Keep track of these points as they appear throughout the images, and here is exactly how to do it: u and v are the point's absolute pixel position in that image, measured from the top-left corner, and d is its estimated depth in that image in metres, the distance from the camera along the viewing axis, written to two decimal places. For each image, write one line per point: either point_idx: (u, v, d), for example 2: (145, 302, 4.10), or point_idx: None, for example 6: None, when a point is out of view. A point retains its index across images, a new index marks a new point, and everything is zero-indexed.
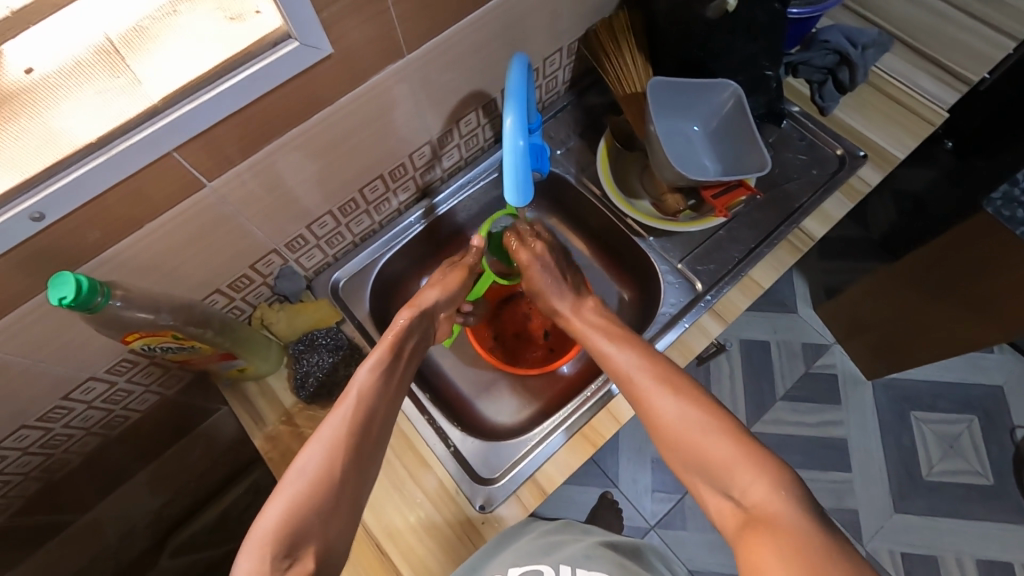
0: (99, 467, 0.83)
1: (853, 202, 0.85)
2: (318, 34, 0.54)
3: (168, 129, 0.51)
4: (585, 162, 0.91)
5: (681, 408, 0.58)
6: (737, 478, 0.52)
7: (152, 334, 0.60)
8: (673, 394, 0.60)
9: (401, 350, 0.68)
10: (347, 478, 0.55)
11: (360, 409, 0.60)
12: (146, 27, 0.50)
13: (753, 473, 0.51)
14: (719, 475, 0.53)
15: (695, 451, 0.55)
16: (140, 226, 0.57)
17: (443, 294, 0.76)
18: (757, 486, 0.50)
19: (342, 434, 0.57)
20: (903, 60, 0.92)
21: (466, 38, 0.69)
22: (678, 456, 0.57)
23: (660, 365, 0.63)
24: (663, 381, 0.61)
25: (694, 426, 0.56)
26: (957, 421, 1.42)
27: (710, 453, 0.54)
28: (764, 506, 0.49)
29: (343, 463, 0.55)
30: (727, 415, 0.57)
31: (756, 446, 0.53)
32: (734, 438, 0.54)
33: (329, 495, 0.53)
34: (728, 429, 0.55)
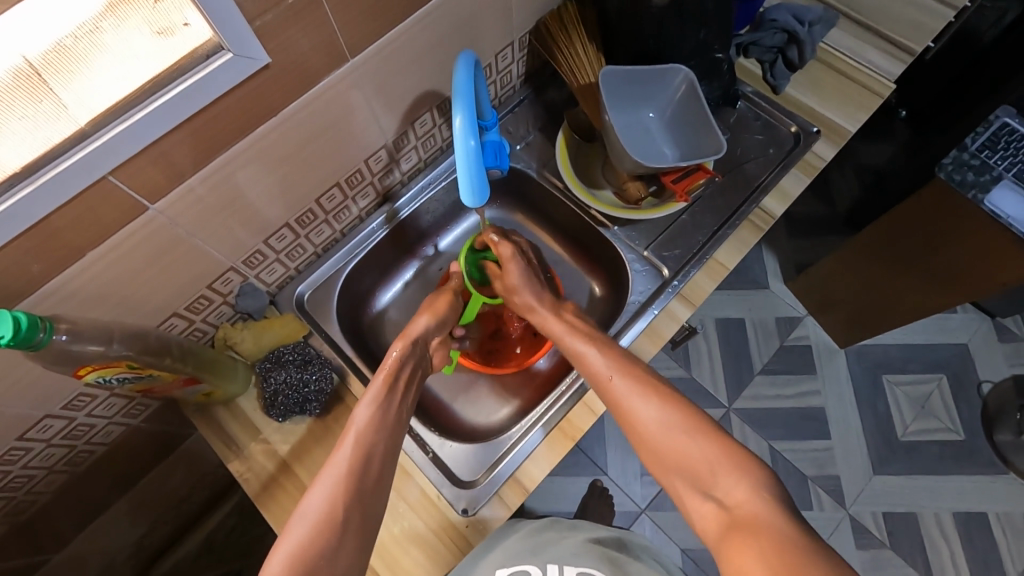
0: (69, 504, 0.80)
1: (809, 178, 0.87)
2: (253, 44, 0.52)
3: (100, 153, 0.49)
4: (545, 156, 0.91)
5: (655, 407, 0.58)
6: (715, 478, 0.51)
7: (106, 366, 0.58)
8: (650, 395, 0.59)
9: (398, 380, 0.67)
10: (351, 514, 0.54)
11: (360, 445, 0.58)
12: (69, 45, 0.45)
13: (731, 472, 0.51)
14: (698, 476, 0.53)
15: (672, 452, 0.55)
16: (83, 255, 0.54)
17: (431, 323, 0.75)
18: (736, 485, 0.50)
19: (347, 472, 0.56)
20: (851, 34, 0.94)
21: (411, 39, 0.67)
22: (659, 460, 0.56)
23: (632, 363, 0.64)
24: (639, 380, 0.61)
25: (670, 425, 0.56)
26: (927, 382, 1.47)
27: (687, 453, 0.54)
28: (744, 506, 0.48)
29: (346, 502, 0.54)
30: (706, 417, 0.57)
31: (734, 446, 0.53)
32: (713, 441, 0.54)
33: (334, 537, 0.52)
34: (704, 429, 0.55)
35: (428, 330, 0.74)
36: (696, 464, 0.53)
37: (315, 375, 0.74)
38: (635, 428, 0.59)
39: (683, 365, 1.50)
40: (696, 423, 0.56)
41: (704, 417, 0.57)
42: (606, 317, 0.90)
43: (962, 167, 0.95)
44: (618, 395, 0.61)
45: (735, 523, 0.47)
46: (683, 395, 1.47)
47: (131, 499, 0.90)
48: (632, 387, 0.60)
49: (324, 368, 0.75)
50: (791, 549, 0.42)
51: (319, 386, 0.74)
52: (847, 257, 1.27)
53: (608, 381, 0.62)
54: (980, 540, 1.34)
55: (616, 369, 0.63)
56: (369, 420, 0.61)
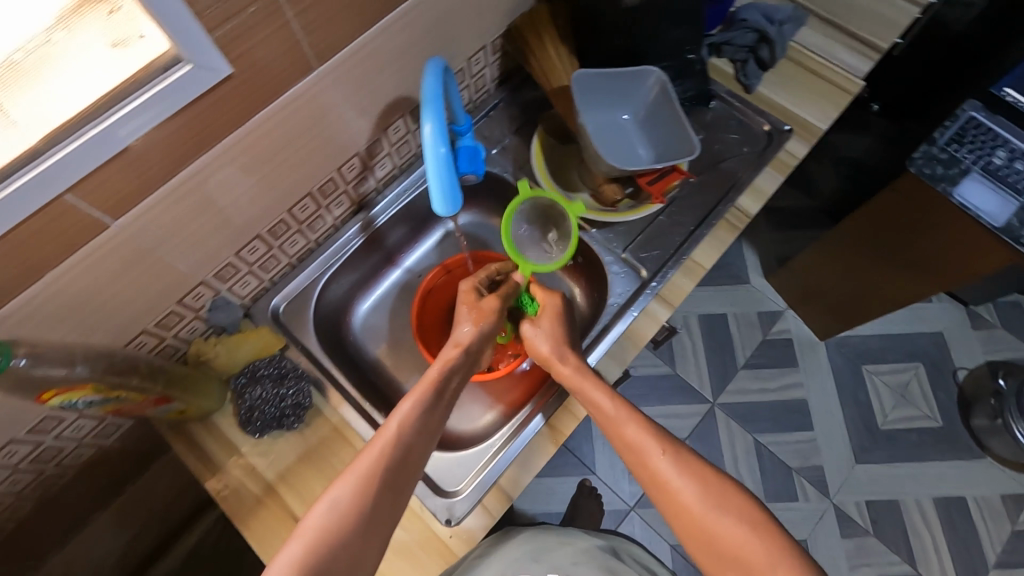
0: (40, 527, 0.78)
1: (783, 176, 0.88)
2: (213, 55, 0.51)
3: (54, 169, 0.47)
4: (522, 159, 0.90)
5: (704, 493, 0.58)
6: (770, 569, 0.52)
7: (70, 390, 0.55)
8: (694, 476, 0.60)
9: (443, 390, 0.66)
10: (372, 520, 0.54)
11: (394, 445, 0.58)
12: (18, 61, 0.44)
13: (784, 565, 0.52)
14: (750, 568, 0.53)
15: (720, 541, 0.55)
16: (42, 275, 0.52)
17: (475, 334, 0.72)
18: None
19: (374, 467, 0.56)
20: (822, 32, 0.95)
21: (383, 43, 0.66)
22: (705, 549, 0.56)
23: (676, 441, 0.64)
24: (685, 460, 0.61)
25: (717, 513, 0.56)
26: (905, 371, 1.50)
27: (736, 543, 0.54)
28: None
29: (368, 502, 0.54)
30: (758, 506, 0.57)
31: (786, 537, 0.54)
32: (766, 532, 0.54)
33: (350, 541, 0.52)
34: (752, 518, 0.56)
35: (465, 334, 0.72)
36: (748, 553, 0.53)
37: (292, 389, 0.74)
38: (676, 511, 0.59)
39: (668, 362, 1.51)
40: (747, 511, 0.56)
41: (751, 502, 0.57)
42: (587, 320, 0.90)
43: (932, 161, 0.97)
44: (664, 475, 0.61)
45: None
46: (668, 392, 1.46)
47: (108, 518, 0.88)
48: (677, 467, 0.60)
49: (301, 382, 0.75)
50: None
51: (296, 399, 0.73)
52: (825, 249, 1.29)
53: (655, 462, 0.62)
54: (959, 523, 1.37)
55: (663, 447, 0.62)
56: (408, 417, 0.61)
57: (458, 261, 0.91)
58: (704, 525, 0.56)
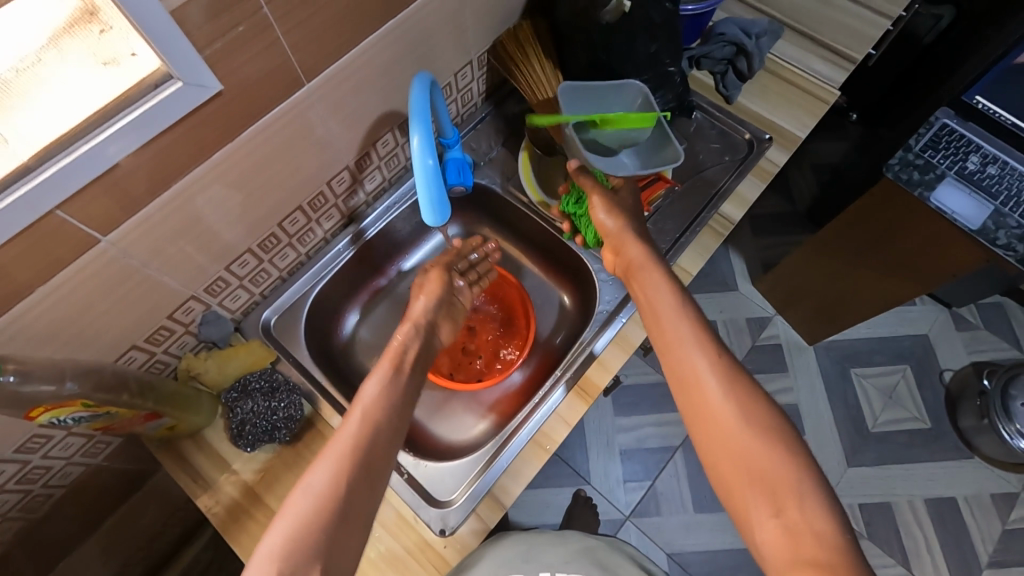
0: (26, 551, 0.77)
1: (765, 183, 0.90)
2: (203, 72, 0.52)
3: (44, 187, 0.47)
4: (510, 171, 0.92)
5: (738, 405, 0.53)
6: (790, 497, 0.48)
7: (60, 406, 0.56)
8: (731, 380, 0.54)
9: (404, 365, 0.65)
10: (355, 494, 0.51)
11: (367, 422, 0.56)
12: (9, 80, 0.45)
13: (807, 497, 0.47)
14: (771, 490, 0.48)
15: (745, 454, 0.50)
16: (32, 292, 0.53)
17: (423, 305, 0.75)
18: (814, 511, 0.47)
19: (350, 441, 0.54)
20: (797, 45, 0.97)
21: (370, 59, 0.68)
22: (723, 457, 0.51)
23: (721, 344, 0.57)
24: (726, 363, 0.55)
25: (750, 429, 0.51)
26: (892, 373, 1.52)
27: (760, 461, 0.50)
28: (818, 534, 0.45)
29: (349, 481, 0.51)
30: (786, 424, 0.52)
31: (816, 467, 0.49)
32: (790, 456, 0.49)
33: (333, 522, 0.49)
34: (783, 440, 0.51)
35: (422, 307, 0.75)
36: (773, 474, 0.49)
37: (283, 402, 0.72)
38: (700, 414, 0.54)
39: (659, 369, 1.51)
40: (777, 427, 0.51)
41: (782, 422, 0.52)
42: (577, 327, 0.91)
43: (909, 167, 1.00)
44: (697, 376, 0.55)
45: (803, 554, 0.45)
46: (660, 399, 1.47)
47: (95, 541, 0.87)
48: (714, 367, 0.55)
49: (292, 394, 0.73)
50: None
51: (288, 412, 0.72)
52: (809, 254, 1.31)
53: (690, 358, 0.56)
54: (951, 523, 1.39)
55: (704, 344, 0.57)
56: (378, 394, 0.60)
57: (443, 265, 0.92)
58: (729, 437, 0.52)
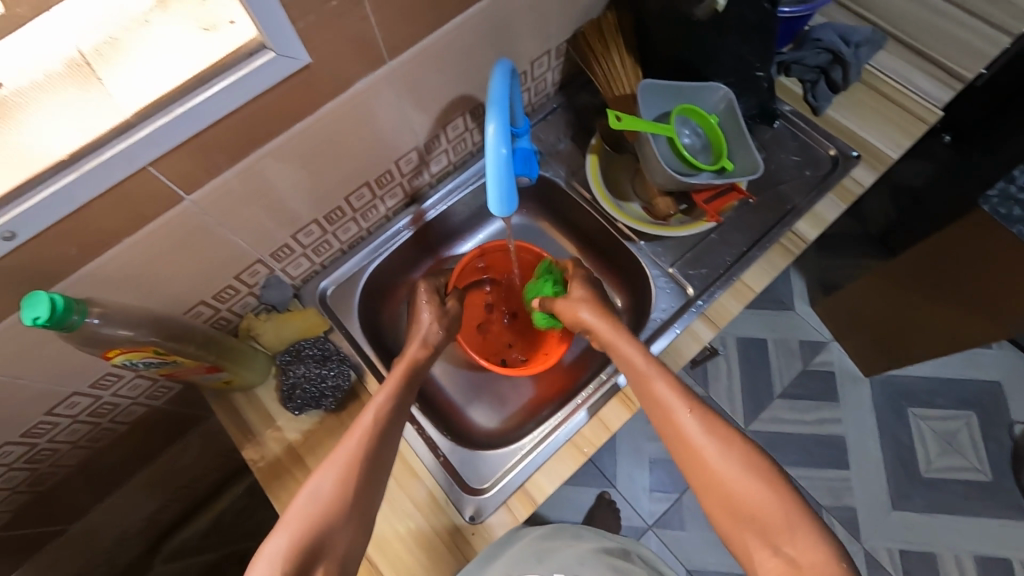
0: (88, 477, 0.83)
1: (846, 204, 0.84)
2: (294, 44, 0.53)
3: (143, 143, 0.50)
4: (575, 165, 0.90)
5: (727, 455, 0.58)
6: (786, 534, 0.53)
7: (133, 350, 0.59)
8: (716, 434, 0.60)
9: (409, 381, 0.70)
10: (355, 502, 0.59)
11: (368, 434, 0.63)
12: (117, 38, 0.49)
13: (804, 532, 0.53)
14: (768, 530, 0.54)
15: (739, 501, 0.56)
16: (119, 241, 0.56)
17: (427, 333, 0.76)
18: (807, 545, 0.52)
19: (353, 457, 0.61)
20: (900, 57, 0.90)
21: (452, 41, 0.68)
22: (720, 504, 0.57)
23: (704, 403, 0.63)
24: (710, 419, 0.61)
25: (736, 472, 0.57)
26: (955, 418, 1.42)
27: (755, 503, 0.55)
28: (817, 567, 0.50)
29: (352, 488, 0.59)
30: (774, 464, 0.58)
31: (805, 504, 0.54)
32: (780, 494, 0.55)
33: (335, 524, 0.58)
34: (771, 478, 0.56)
35: (434, 333, 0.76)
36: (766, 514, 0.54)
37: (333, 370, 0.75)
38: (694, 467, 0.60)
39: (700, 382, 1.47)
40: (766, 471, 0.57)
41: (771, 465, 0.58)
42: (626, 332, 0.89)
43: (1009, 201, 0.93)
44: (685, 436, 0.61)
45: None
46: None
47: (147, 475, 0.93)
48: (698, 424, 0.61)
49: (342, 364, 0.76)
50: None
51: (336, 381, 0.75)
52: (879, 281, 1.23)
53: (676, 420, 0.62)
54: None
55: (687, 406, 0.62)
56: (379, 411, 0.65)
57: (499, 245, 0.87)
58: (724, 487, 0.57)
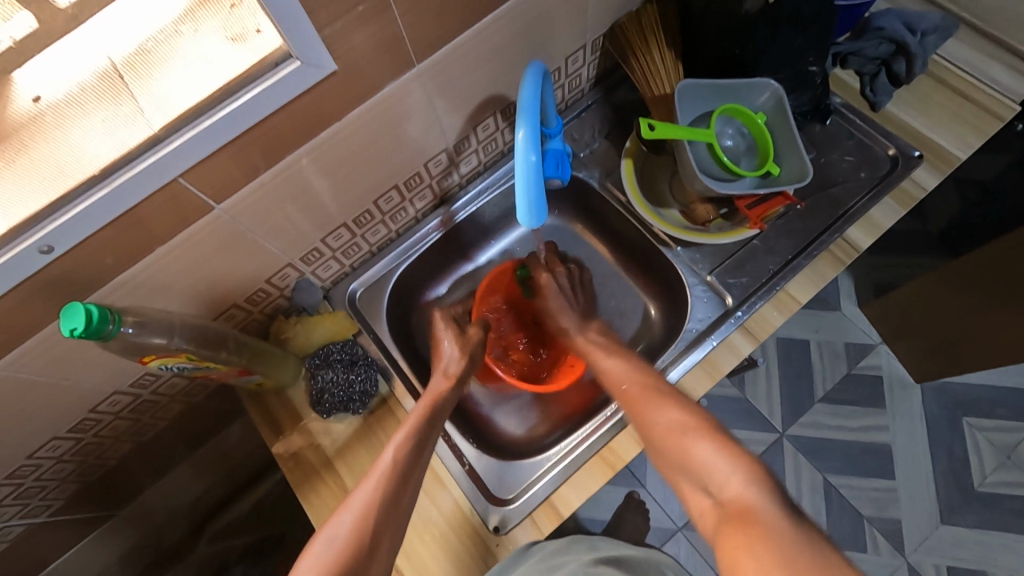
0: (132, 467, 0.86)
1: (905, 210, 0.78)
2: (320, 52, 0.52)
3: (171, 156, 0.50)
4: (610, 165, 0.87)
5: (665, 411, 0.63)
6: (713, 474, 0.56)
7: (168, 356, 0.60)
8: (656, 396, 0.65)
9: (431, 421, 0.69)
10: (375, 543, 0.59)
11: (387, 479, 0.62)
12: (149, 49, 0.48)
13: (728, 467, 0.55)
14: (698, 474, 0.57)
15: (674, 450, 0.60)
16: (152, 250, 0.57)
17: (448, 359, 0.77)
18: (732, 479, 0.54)
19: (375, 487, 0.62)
20: (972, 46, 0.82)
21: (483, 42, 0.65)
22: (667, 461, 0.61)
23: (652, 371, 0.70)
24: (652, 383, 0.67)
25: (668, 423, 0.62)
26: (1014, 430, 1.33)
27: (687, 450, 0.59)
28: (738, 498, 0.52)
29: (370, 530, 0.59)
30: (709, 418, 0.62)
31: (731, 443, 0.57)
32: (714, 439, 0.59)
33: (359, 561, 0.57)
34: (704, 428, 0.60)
35: (453, 360, 0.77)
36: (694, 458, 0.58)
37: (361, 376, 0.75)
38: (643, 428, 0.64)
39: (737, 385, 1.41)
40: (700, 422, 0.61)
41: (708, 418, 0.62)
42: (660, 340, 0.86)
43: None
44: (634, 401, 0.66)
45: (728, 514, 0.52)
46: (734, 415, 1.39)
47: (187, 463, 0.96)
48: (642, 389, 0.67)
49: (369, 369, 0.76)
50: (777, 539, 0.46)
51: (364, 386, 0.75)
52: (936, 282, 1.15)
53: (627, 391, 0.68)
54: None
55: (632, 373, 0.69)
56: (394, 457, 0.64)
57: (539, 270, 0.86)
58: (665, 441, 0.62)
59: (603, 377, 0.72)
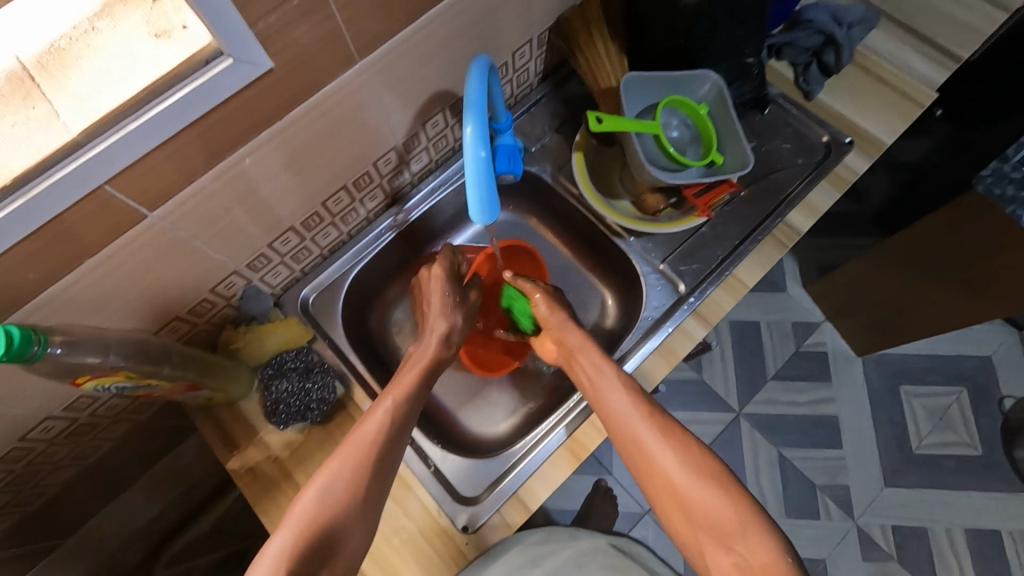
0: (73, 496, 0.81)
1: (840, 192, 0.82)
2: (254, 48, 0.49)
3: (95, 161, 0.46)
4: (562, 159, 0.87)
5: (684, 459, 0.60)
6: (739, 536, 0.56)
7: (104, 376, 0.56)
8: (671, 441, 0.62)
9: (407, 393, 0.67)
10: (347, 527, 0.58)
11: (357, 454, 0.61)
12: (63, 47, 0.45)
13: (757, 535, 0.55)
14: (722, 533, 0.56)
15: (693, 503, 0.58)
16: (79, 264, 0.53)
17: (453, 323, 0.74)
18: (760, 549, 0.54)
19: (364, 452, 0.61)
20: (893, 37, 0.87)
21: (426, 37, 0.64)
22: (682, 511, 0.59)
23: (657, 406, 0.65)
24: (663, 421, 0.63)
25: (688, 472, 0.60)
26: (946, 395, 1.43)
27: (708, 506, 0.58)
28: (766, 567, 0.53)
29: (340, 517, 0.58)
30: (725, 468, 0.61)
31: (756, 506, 0.57)
32: (736, 498, 0.58)
33: (323, 541, 0.56)
34: (724, 481, 0.59)
35: (457, 329, 0.74)
36: (718, 519, 0.57)
37: (317, 384, 0.73)
38: (655, 475, 0.61)
39: (694, 368, 1.46)
40: (721, 474, 0.59)
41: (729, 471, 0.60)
42: (618, 330, 0.87)
43: (1003, 181, 0.83)
44: (647, 445, 0.62)
45: None
46: (693, 398, 1.43)
47: (135, 488, 0.91)
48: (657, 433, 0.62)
49: (326, 376, 0.74)
50: None
51: (321, 394, 0.73)
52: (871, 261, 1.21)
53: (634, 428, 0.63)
54: (989, 556, 1.32)
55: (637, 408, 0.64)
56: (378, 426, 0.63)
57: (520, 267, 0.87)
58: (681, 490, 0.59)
59: (598, 406, 0.66)
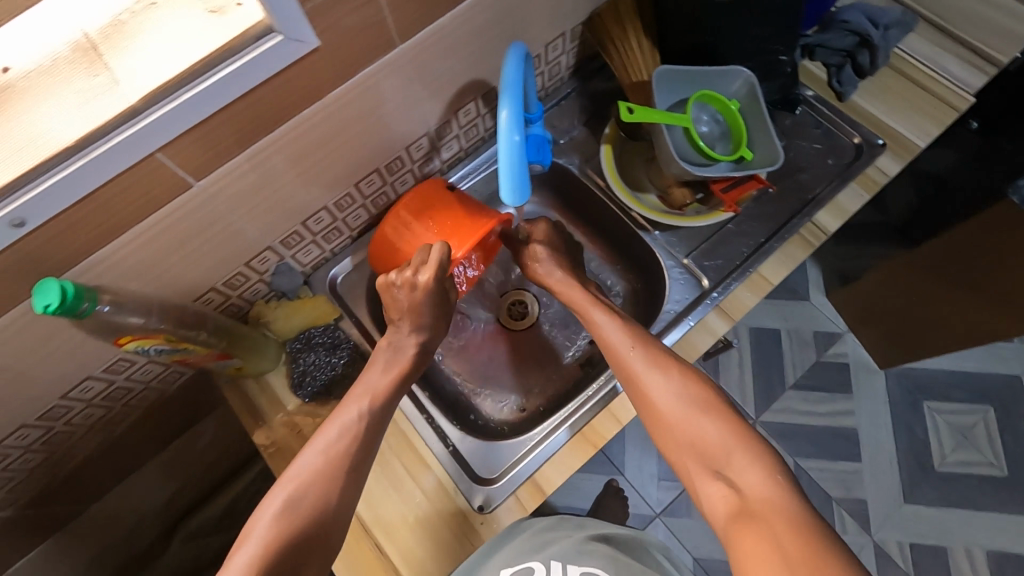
0: (104, 460, 0.84)
1: (870, 194, 0.82)
2: (303, 26, 0.52)
3: (148, 129, 0.49)
4: (589, 153, 0.88)
5: (675, 390, 0.62)
6: (728, 459, 0.55)
7: (145, 338, 0.60)
8: (663, 371, 0.64)
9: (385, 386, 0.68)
10: (325, 512, 0.58)
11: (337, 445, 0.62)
12: (124, 21, 0.50)
13: (746, 454, 0.55)
14: (711, 458, 0.56)
15: (683, 430, 0.59)
16: (127, 229, 0.56)
17: (429, 337, 0.73)
18: (749, 470, 0.54)
19: (342, 443, 0.62)
20: (930, 40, 0.86)
21: (464, 24, 0.66)
22: (674, 441, 0.60)
23: (652, 340, 0.68)
24: (656, 354, 0.66)
25: (676, 401, 0.61)
26: (970, 412, 1.39)
27: (697, 431, 0.58)
28: (754, 489, 0.52)
29: (317, 501, 0.58)
30: (721, 399, 0.61)
31: (749, 430, 0.57)
32: (729, 423, 0.58)
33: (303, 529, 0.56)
34: (717, 409, 0.60)
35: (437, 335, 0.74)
36: (707, 442, 0.57)
37: (343, 359, 0.76)
38: (647, 405, 0.63)
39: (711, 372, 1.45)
40: (712, 402, 0.61)
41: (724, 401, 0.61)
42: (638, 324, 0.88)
43: None
44: (637, 374, 0.65)
45: (745, 505, 0.51)
46: None
47: (161, 457, 0.94)
48: (647, 363, 0.65)
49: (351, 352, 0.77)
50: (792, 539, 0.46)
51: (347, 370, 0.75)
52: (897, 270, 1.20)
53: (628, 360, 0.66)
54: None
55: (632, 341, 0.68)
56: (355, 419, 0.64)
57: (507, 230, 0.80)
58: (672, 421, 0.60)
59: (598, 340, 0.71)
